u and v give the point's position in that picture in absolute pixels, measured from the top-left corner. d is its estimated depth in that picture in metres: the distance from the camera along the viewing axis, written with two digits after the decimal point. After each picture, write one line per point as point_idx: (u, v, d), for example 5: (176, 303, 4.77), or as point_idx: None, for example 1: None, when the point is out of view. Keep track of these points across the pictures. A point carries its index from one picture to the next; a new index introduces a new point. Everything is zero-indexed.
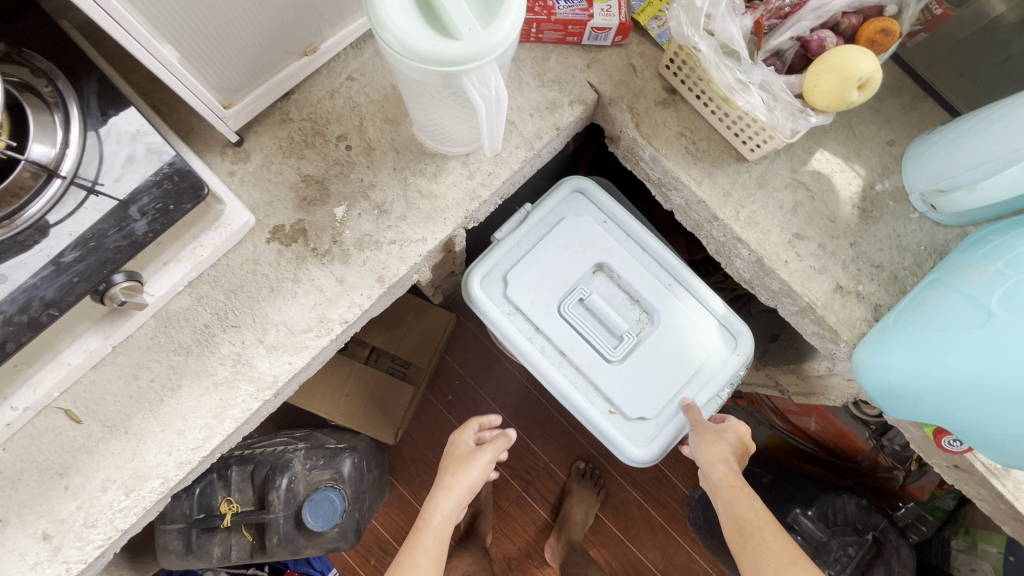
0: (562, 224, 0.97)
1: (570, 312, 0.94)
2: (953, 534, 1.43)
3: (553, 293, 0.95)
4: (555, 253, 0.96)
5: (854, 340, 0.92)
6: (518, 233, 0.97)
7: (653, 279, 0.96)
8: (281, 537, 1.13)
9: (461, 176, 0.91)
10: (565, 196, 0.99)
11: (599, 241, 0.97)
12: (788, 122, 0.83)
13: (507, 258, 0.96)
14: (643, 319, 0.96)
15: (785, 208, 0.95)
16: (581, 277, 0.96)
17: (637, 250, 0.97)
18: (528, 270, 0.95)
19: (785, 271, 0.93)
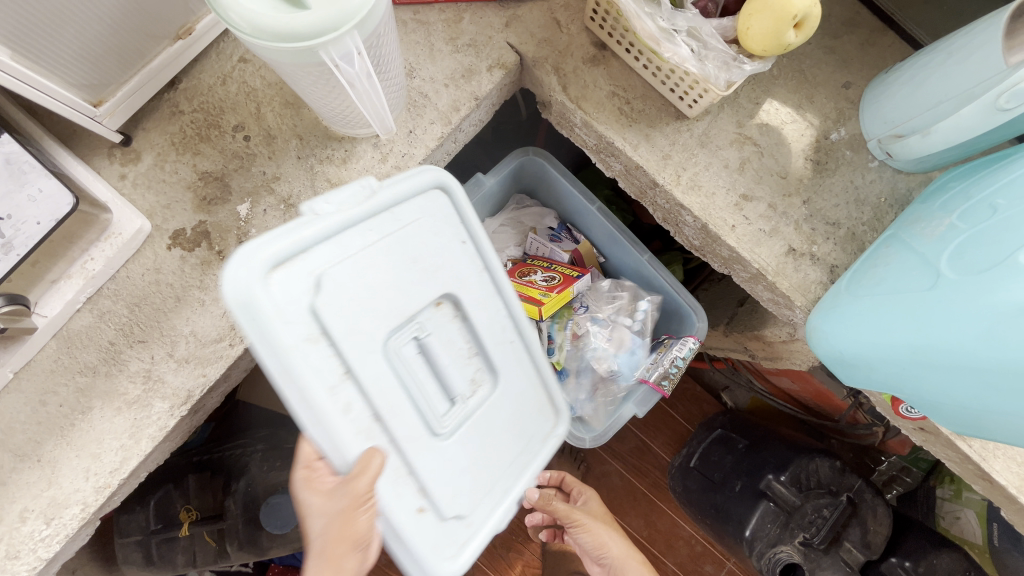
0: (408, 227, 0.60)
1: (398, 357, 0.59)
2: (939, 483, 1.43)
3: (374, 328, 0.56)
4: (395, 265, 0.58)
5: (809, 306, 0.86)
6: (351, 211, 0.55)
7: (500, 329, 0.71)
8: (241, 542, 1.13)
9: (373, 160, 0.83)
10: (427, 188, 0.62)
11: (449, 269, 0.64)
12: (721, 73, 0.74)
13: (312, 248, 0.52)
14: (479, 381, 0.69)
15: (731, 167, 0.88)
16: (423, 309, 0.61)
17: (490, 292, 0.69)
18: (342, 280, 0.53)
19: (733, 237, 0.86)
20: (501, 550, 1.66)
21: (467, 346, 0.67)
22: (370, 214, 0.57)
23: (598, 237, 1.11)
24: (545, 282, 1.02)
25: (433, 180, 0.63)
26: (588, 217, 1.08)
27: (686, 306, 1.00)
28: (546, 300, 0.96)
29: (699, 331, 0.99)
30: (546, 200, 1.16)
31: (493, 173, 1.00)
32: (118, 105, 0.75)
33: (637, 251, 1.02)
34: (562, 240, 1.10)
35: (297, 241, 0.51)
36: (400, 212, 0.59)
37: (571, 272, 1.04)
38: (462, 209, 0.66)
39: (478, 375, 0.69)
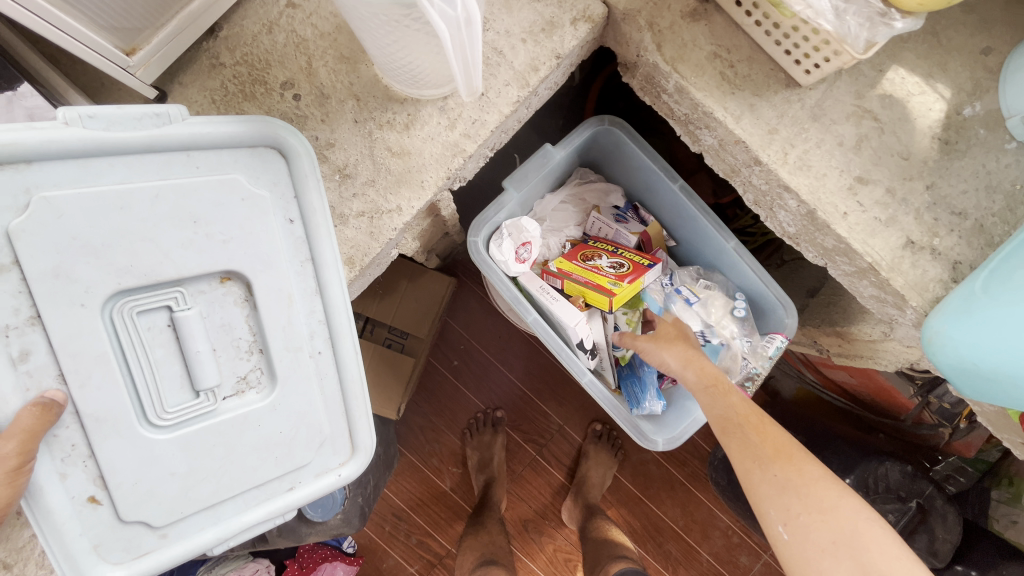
0: (209, 179, 0.52)
1: (126, 324, 0.51)
2: (996, 486, 1.29)
3: (100, 268, 0.49)
4: (161, 214, 0.51)
5: (925, 306, 0.76)
6: (126, 135, 0.49)
7: (303, 332, 0.59)
8: (282, 529, 1.09)
9: (439, 127, 0.73)
10: (251, 151, 0.55)
11: (253, 243, 0.55)
12: (862, 32, 0.63)
13: (59, 160, 0.47)
14: (252, 384, 0.58)
15: (846, 145, 0.76)
16: (182, 268, 0.52)
17: (311, 292, 0.59)
18: (78, 202, 0.48)
19: (843, 226, 0.76)
20: (534, 534, 1.63)
21: (247, 340, 0.57)
22: (144, 150, 0.50)
23: (672, 219, 1.00)
24: (612, 268, 0.92)
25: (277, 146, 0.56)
26: (664, 197, 0.96)
27: (774, 301, 0.91)
28: (614, 291, 0.87)
29: (788, 328, 0.90)
30: (612, 175, 1.05)
31: (563, 144, 0.90)
32: (153, 54, 0.64)
33: (722, 237, 0.90)
34: (629, 221, 1.00)
35: (31, 145, 0.46)
36: (206, 163, 0.53)
37: (640, 259, 0.94)
38: (304, 184, 0.57)
39: (250, 375, 0.58)
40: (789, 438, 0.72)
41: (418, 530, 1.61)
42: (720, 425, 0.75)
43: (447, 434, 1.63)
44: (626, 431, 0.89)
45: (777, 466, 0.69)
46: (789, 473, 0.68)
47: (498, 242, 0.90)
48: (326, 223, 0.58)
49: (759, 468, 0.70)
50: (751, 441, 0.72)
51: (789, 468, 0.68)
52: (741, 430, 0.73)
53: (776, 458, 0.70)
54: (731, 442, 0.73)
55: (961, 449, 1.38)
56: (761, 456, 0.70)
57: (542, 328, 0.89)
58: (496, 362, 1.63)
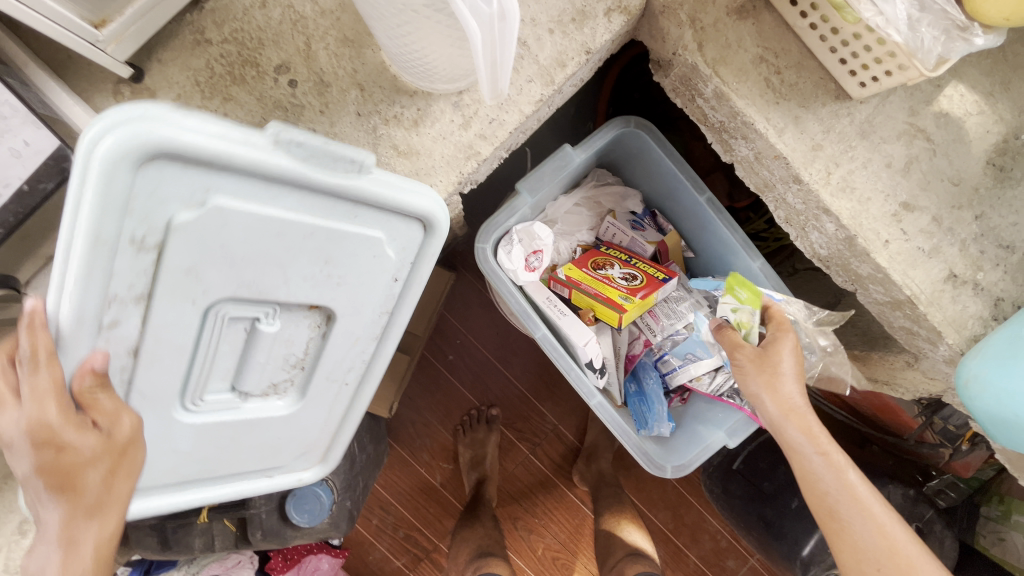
0: (359, 232, 0.51)
1: (216, 321, 0.52)
2: (985, 502, 1.32)
3: (225, 276, 0.48)
4: (301, 251, 0.50)
5: (961, 344, 0.72)
6: (321, 176, 0.45)
7: (344, 370, 0.62)
8: (265, 532, 1.03)
9: (452, 125, 0.66)
10: (407, 219, 0.53)
11: (356, 290, 0.55)
12: (936, 46, 0.56)
13: (237, 177, 0.43)
14: (280, 392, 0.62)
15: (894, 166, 0.70)
16: (285, 295, 0.52)
17: (374, 339, 0.61)
18: (231, 220, 0.45)
19: (884, 255, 0.70)
20: (523, 532, 1.60)
21: (297, 360, 0.60)
22: (323, 193, 0.47)
23: (692, 230, 0.93)
24: (624, 280, 0.86)
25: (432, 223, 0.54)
26: (687, 206, 0.90)
27: None
28: (624, 308, 0.82)
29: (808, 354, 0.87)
30: (631, 178, 0.98)
31: (584, 146, 0.83)
32: (128, 28, 0.56)
33: (747, 255, 0.85)
34: (646, 229, 0.94)
35: (223, 158, 0.41)
36: (366, 216, 0.51)
37: (655, 271, 0.88)
38: (426, 257, 0.57)
39: (287, 386, 0.62)
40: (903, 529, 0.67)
41: (406, 524, 1.58)
42: (825, 506, 0.68)
43: (440, 429, 1.59)
44: (635, 457, 0.83)
45: (889, 567, 0.65)
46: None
47: (507, 249, 0.84)
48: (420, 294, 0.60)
49: (871, 568, 0.66)
50: (863, 533, 0.67)
51: (898, 572, 0.65)
52: (850, 516, 0.67)
53: (884, 551, 0.66)
54: (832, 523, 0.69)
55: (960, 470, 1.34)
56: (875, 554, 0.66)
57: (551, 345, 0.83)
58: (493, 359, 1.58)
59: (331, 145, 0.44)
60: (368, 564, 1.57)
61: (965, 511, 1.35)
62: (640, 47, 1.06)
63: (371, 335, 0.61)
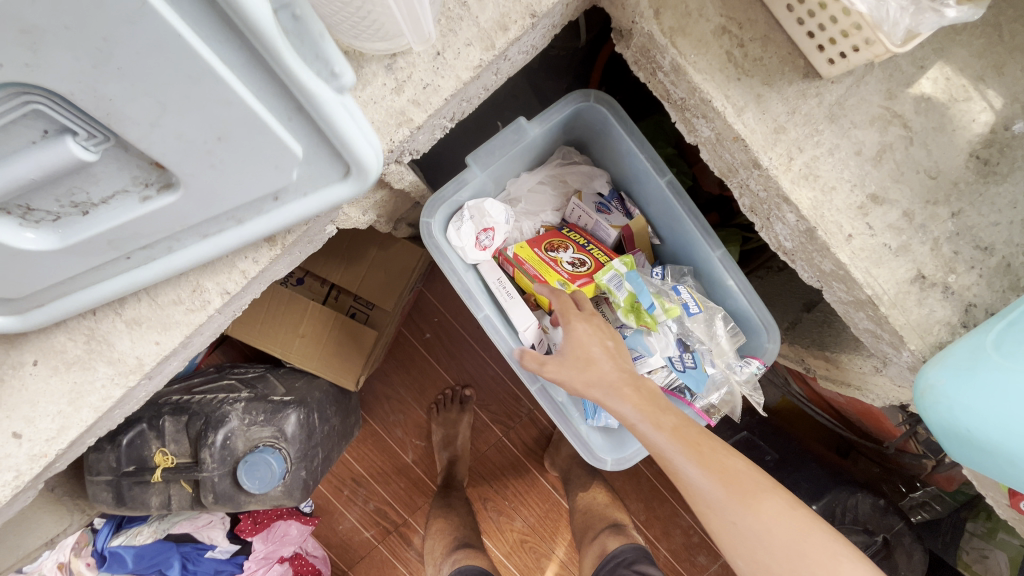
0: (283, 135, 0.48)
1: (10, 106, 0.38)
2: (971, 518, 1.25)
3: (81, 69, 0.38)
4: (198, 115, 0.43)
5: (924, 351, 0.67)
6: (300, 67, 0.44)
7: (146, 243, 0.55)
8: (217, 495, 1.04)
9: (384, 90, 0.62)
10: (334, 159, 0.54)
11: (224, 182, 0.50)
12: (903, 18, 0.50)
13: (210, 7, 0.39)
14: (32, 220, 0.48)
15: (865, 155, 0.64)
16: (138, 137, 0.43)
17: (201, 236, 0.57)
18: (150, 34, 0.37)
19: (846, 251, 0.65)
20: (492, 513, 1.60)
21: (104, 210, 0.49)
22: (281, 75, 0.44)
23: (658, 216, 0.88)
24: (572, 264, 0.82)
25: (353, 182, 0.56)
26: (651, 190, 0.84)
27: (757, 323, 0.81)
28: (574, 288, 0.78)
29: (768, 353, 0.81)
30: (598, 158, 0.93)
31: (539, 119, 0.78)
32: None
33: (708, 245, 0.80)
34: (611, 212, 0.88)
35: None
36: (296, 126, 0.49)
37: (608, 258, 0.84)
38: (315, 200, 0.57)
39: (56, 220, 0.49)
40: (749, 467, 0.62)
41: (376, 497, 1.59)
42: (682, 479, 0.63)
43: (413, 406, 1.58)
44: (575, 446, 0.81)
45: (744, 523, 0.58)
46: (747, 522, 0.58)
47: (456, 225, 0.81)
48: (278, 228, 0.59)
49: (723, 518, 0.59)
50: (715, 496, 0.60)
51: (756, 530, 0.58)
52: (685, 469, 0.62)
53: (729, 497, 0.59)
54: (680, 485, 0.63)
55: (943, 483, 1.29)
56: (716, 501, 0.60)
57: (494, 326, 0.81)
58: (470, 339, 1.56)
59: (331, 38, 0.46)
60: (338, 533, 1.60)
61: (949, 525, 1.28)
62: (610, 45, 1.07)
63: (195, 231, 0.56)
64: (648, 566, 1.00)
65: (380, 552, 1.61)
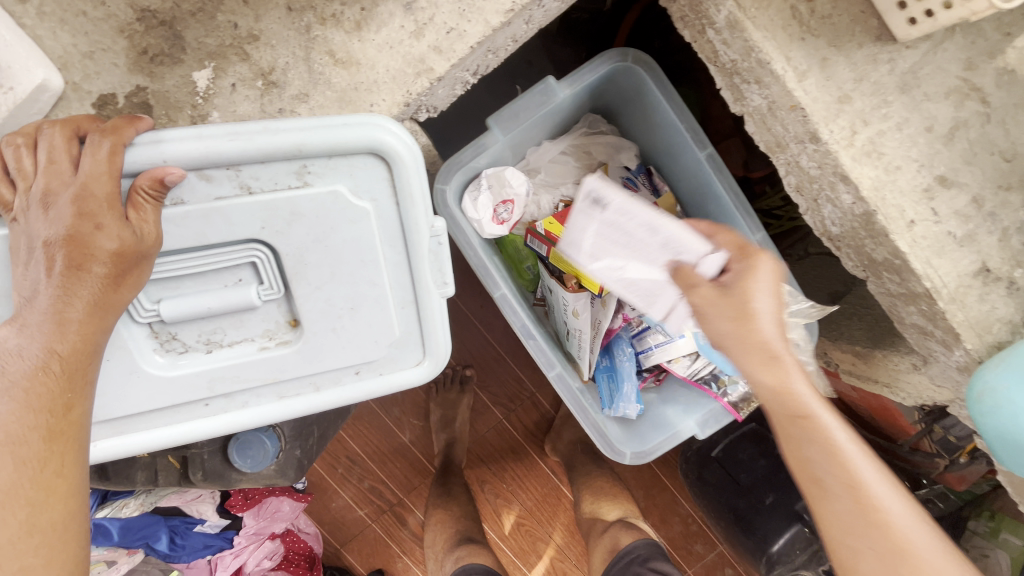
0: (393, 318, 0.55)
1: (236, 255, 0.48)
2: (973, 516, 1.24)
3: (294, 235, 0.49)
4: (348, 286, 0.52)
5: (981, 350, 0.61)
6: (428, 267, 0.53)
7: (231, 394, 0.54)
8: (206, 472, 0.99)
9: (402, 33, 0.55)
10: (417, 347, 0.57)
11: (330, 342, 0.54)
12: None
13: (399, 228, 0.51)
14: (165, 347, 0.51)
15: (935, 132, 0.58)
16: (302, 294, 0.51)
17: (278, 394, 0.55)
18: (356, 229, 0.50)
19: (906, 238, 0.59)
20: (489, 496, 1.57)
21: (227, 350, 0.53)
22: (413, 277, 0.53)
23: (690, 192, 0.81)
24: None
25: (427, 370, 0.58)
26: (686, 164, 0.77)
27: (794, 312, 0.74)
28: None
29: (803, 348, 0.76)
30: (627, 128, 0.85)
31: (570, 81, 0.71)
32: None
33: (747, 226, 0.73)
34: (639, 188, 0.81)
35: (409, 213, 0.50)
36: (403, 314, 0.55)
37: None
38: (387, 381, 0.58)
39: (184, 349, 0.52)
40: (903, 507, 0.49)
41: (371, 475, 1.55)
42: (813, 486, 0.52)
43: (412, 385, 1.54)
44: (592, 437, 0.76)
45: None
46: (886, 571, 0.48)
47: (473, 195, 0.74)
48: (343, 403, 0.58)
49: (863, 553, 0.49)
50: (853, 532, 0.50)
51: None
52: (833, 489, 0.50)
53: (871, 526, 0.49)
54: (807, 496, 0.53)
55: (953, 482, 1.25)
56: (847, 525, 0.50)
57: (510, 306, 0.74)
58: (473, 318, 1.49)
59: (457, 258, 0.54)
60: (332, 511, 1.56)
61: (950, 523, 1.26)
62: None
63: (275, 392, 0.55)
64: (665, 564, 0.96)
65: (374, 531, 1.58)
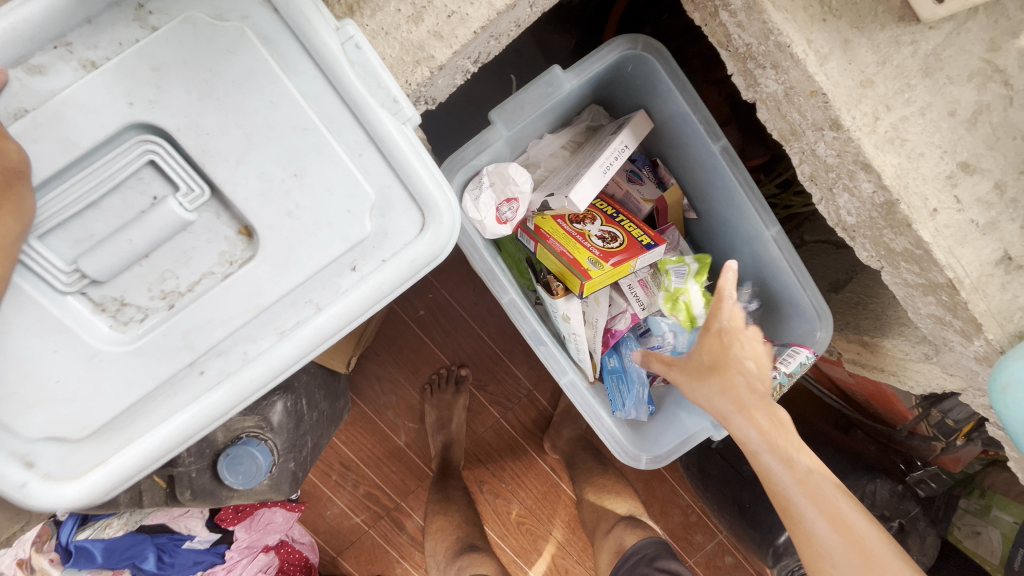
0: (354, 171, 0.49)
1: (132, 156, 0.44)
2: (964, 495, 1.26)
3: (190, 102, 0.44)
4: (294, 152, 0.47)
5: (1002, 340, 0.60)
6: (357, 83, 0.47)
7: (214, 343, 0.49)
8: (195, 491, 0.94)
9: (399, 17, 0.50)
10: (410, 206, 0.51)
11: (300, 235, 0.48)
12: None
13: (310, 60, 0.46)
14: (119, 318, 0.48)
15: (958, 116, 0.56)
16: (228, 178, 0.46)
17: (277, 330, 0.50)
18: (250, 63, 0.45)
19: (929, 228, 0.57)
20: (488, 496, 1.54)
21: (170, 288, 0.48)
22: (371, 128, 0.48)
23: (697, 185, 0.78)
24: (602, 239, 0.72)
25: (429, 231, 0.51)
26: (695, 156, 0.74)
27: (808, 308, 0.72)
28: (592, 274, 0.69)
29: (819, 343, 0.73)
30: None
31: (576, 70, 0.67)
32: None
33: (761, 221, 0.70)
34: (644, 182, 0.79)
35: (296, 21, 0.45)
36: (367, 164, 0.49)
37: (641, 234, 0.74)
38: (400, 264, 0.51)
39: (124, 304, 0.48)
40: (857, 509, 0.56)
41: (366, 481, 1.51)
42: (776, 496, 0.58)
43: (406, 388, 1.49)
44: (608, 446, 0.73)
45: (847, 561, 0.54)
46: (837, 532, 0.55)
47: (475, 194, 0.70)
48: (358, 310, 0.51)
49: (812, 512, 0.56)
50: (817, 528, 0.56)
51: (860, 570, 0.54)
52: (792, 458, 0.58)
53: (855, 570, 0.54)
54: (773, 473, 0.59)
55: (947, 464, 1.24)
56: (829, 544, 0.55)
57: (518, 310, 0.71)
58: (466, 315, 1.46)
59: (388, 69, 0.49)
60: (327, 518, 1.52)
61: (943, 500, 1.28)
62: None
63: (274, 324, 0.50)
64: (672, 562, 0.95)
65: (371, 537, 1.54)
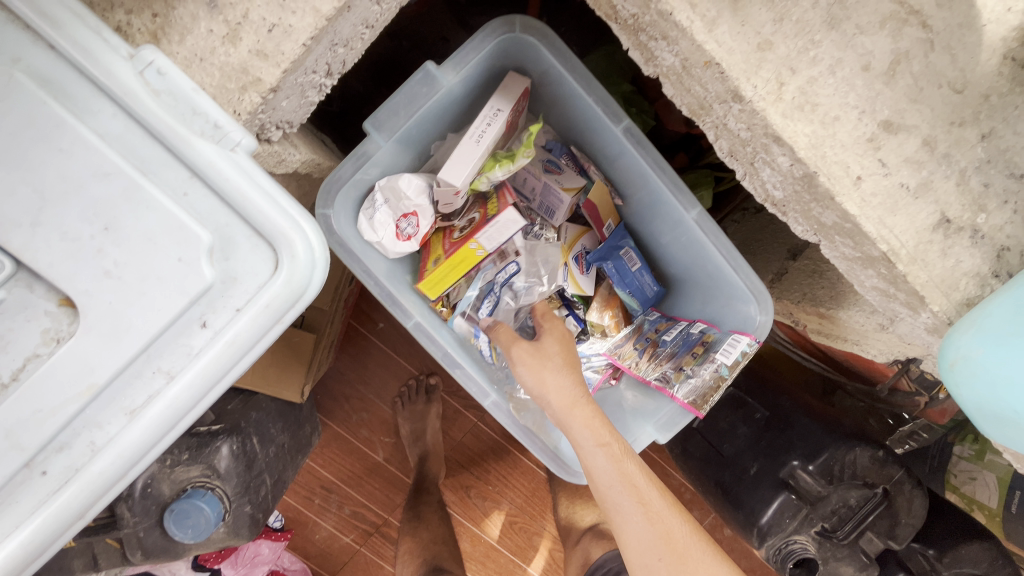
0: (178, 213, 0.42)
1: None
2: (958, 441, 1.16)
3: None
4: (102, 203, 0.41)
5: (950, 310, 0.55)
6: (162, 113, 0.41)
7: (53, 433, 0.43)
8: (148, 550, 0.92)
9: (212, 39, 0.44)
10: (257, 246, 0.44)
11: (128, 297, 0.42)
12: None
13: (105, 98, 0.41)
14: None
15: (874, 70, 0.49)
16: (29, 245, 0.40)
17: (127, 408, 0.44)
18: (28, 111, 0.39)
19: (855, 199, 0.51)
20: (476, 500, 1.51)
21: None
22: (191, 165, 0.42)
23: (617, 171, 0.72)
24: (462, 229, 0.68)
25: (283, 270, 0.44)
26: (606, 142, 0.68)
27: (745, 291, 0.67)
28: (429, 271, 0.69)
29: (761, 327, 0.68)
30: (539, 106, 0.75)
31: (453, 64, 0.60)
32: None
33: (681, 205, 0.65)
34: (563, 171, 0.72)
35: (76, 58, 0.40)
36: (196, 204, 0.43)
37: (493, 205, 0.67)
38: (254, 312, 0.44)
39: None
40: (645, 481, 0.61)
41: (351, 501, 1.48)
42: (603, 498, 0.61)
43: (377, 403, 1.45)
44: (546, 465, 0.73)
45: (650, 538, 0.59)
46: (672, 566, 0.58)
47: (368, 213, 0.65)
48: (213, 373, 0.44)
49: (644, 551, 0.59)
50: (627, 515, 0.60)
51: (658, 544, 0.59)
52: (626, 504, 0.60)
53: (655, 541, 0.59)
54: (610, 518, 0.61)
55: (935, 416, 1.16)
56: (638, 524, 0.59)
57: (426, 333, 0.69)
58: None
59: (209, 97, 0.43)
60: (316, 543, 1.48)
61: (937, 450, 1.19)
62: None
63: (124, 401, 0.44)
64: None
65: (364, 556, 1.51)
